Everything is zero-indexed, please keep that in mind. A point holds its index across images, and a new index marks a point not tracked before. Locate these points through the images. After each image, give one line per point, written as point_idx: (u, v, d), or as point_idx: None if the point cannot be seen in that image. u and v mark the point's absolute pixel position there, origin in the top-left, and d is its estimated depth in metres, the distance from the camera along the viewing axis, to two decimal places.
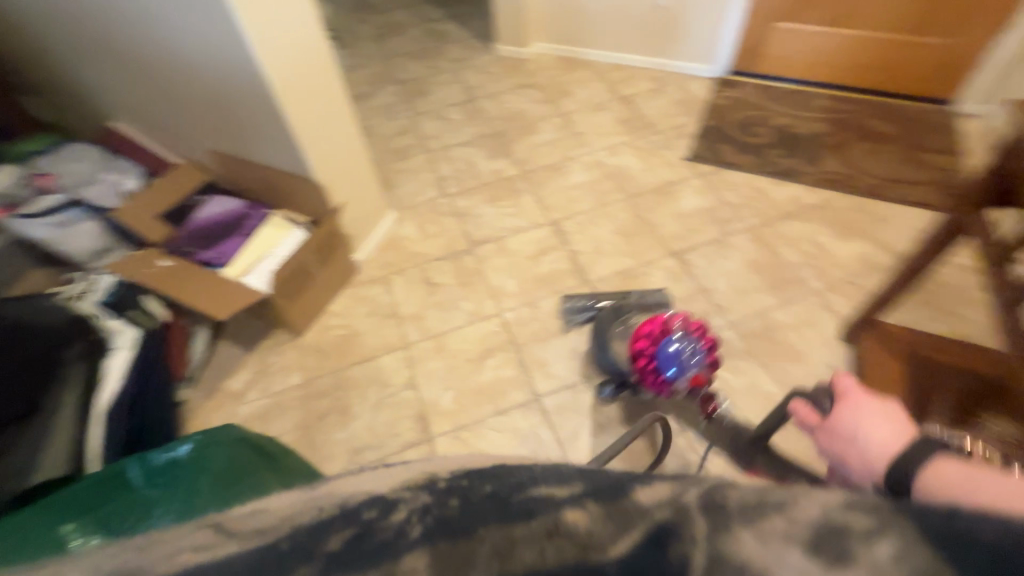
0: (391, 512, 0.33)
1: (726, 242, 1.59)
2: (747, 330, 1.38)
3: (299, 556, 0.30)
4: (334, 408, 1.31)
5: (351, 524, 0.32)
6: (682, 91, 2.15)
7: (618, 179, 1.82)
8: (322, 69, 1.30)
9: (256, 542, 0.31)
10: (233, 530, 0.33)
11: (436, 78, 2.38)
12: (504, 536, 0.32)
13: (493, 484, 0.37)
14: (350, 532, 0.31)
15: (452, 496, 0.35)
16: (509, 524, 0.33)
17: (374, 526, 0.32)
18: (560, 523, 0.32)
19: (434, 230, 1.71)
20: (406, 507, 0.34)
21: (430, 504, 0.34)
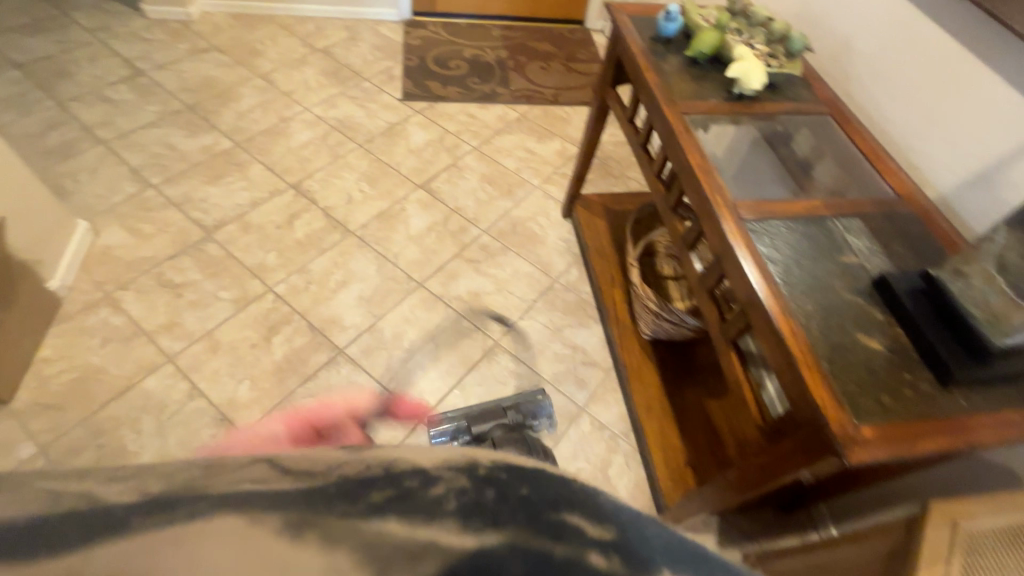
0: (432, 482, 0.25)
1: (460, 165, 1.78)
2: (498, 231, 1.62)
3: (334, 504, 0.23)
4: (102, 458, 1.09)
5: (389, 486, 0.24)
6: (376, 36, 2.21)
7: (345, 130, 1.82)
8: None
9: (298, 487, 0.23)
10: (289, 468, 0.25)
11: (76, 55, 1.91)
12: (530, 542, 0.23)
13: (538, 481, 0.27)
14: (390, 493, 0.24)
15: (491, 484, 0.26)
16: (540, 529, 0.24)
17: (414, 492, 0.24)
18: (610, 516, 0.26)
19: (152, 228, 1.47)
20: (447, 481, 0.25)
21: (466, 484, 0.25)
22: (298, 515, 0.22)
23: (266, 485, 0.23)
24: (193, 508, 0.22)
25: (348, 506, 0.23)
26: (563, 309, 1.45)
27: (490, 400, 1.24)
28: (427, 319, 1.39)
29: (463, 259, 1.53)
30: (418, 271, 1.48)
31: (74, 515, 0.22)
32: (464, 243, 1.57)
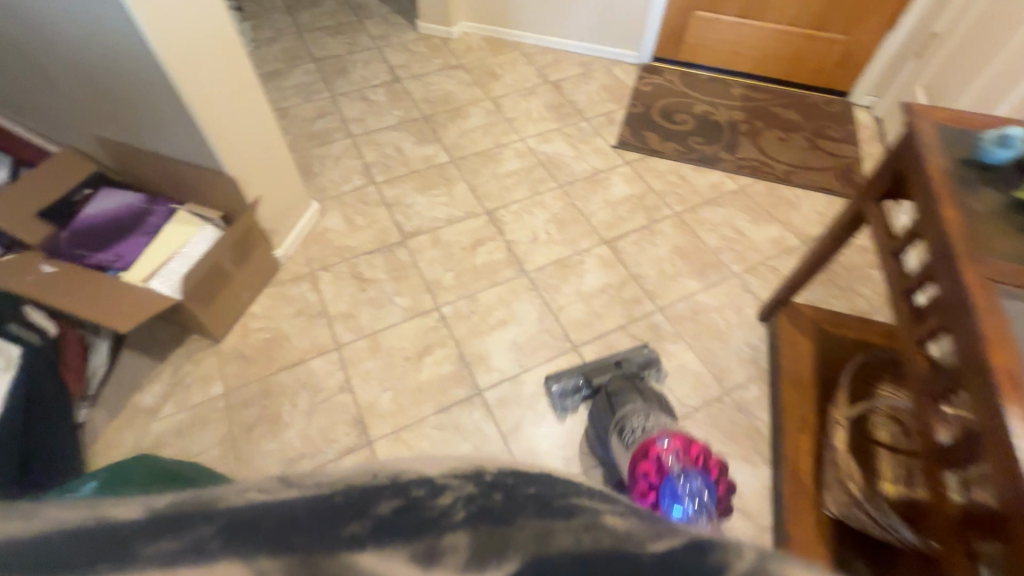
0: (438, 492, 0.28)
1: (654, 229, 1.65)
2: (676, 313, 1.45)
3: (350, 514, 0.27)
4: (262, 418, 1.22)
5: (398, 493, 0.28)
6: (609, 77, 2.19)
7: (550, 167, 1.82)
8: (229, 46, 1.16)
9: (307, 493, 0.28)
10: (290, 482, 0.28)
11: (356, 57, 2.25)
12: (539, 531, 0.27)
13: (530, 474, 0.31)
14: (397, 502, 0.27)
15: (498, 489, 0.29)
16: (544, 520, 0.28)
17: (421, 503, 0.27)
18: (598, 523, 0.28)
19: (363, 221, 1.63)
20: (453, 491, 0.28)
21: (475, 494, 0.29)
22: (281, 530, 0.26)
23: (266, 497, 0.27)
24: (249, 514, 0.26)
25: (350, 521, 0.26)
26: (727, 431, 1.24)
27: (603, 362, 1.31)
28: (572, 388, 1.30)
29: (628, 334, 1.39)
30: (578, 332, 1.40)
31: (26, 554, 0.24)
32: (634, 317, 1.43)
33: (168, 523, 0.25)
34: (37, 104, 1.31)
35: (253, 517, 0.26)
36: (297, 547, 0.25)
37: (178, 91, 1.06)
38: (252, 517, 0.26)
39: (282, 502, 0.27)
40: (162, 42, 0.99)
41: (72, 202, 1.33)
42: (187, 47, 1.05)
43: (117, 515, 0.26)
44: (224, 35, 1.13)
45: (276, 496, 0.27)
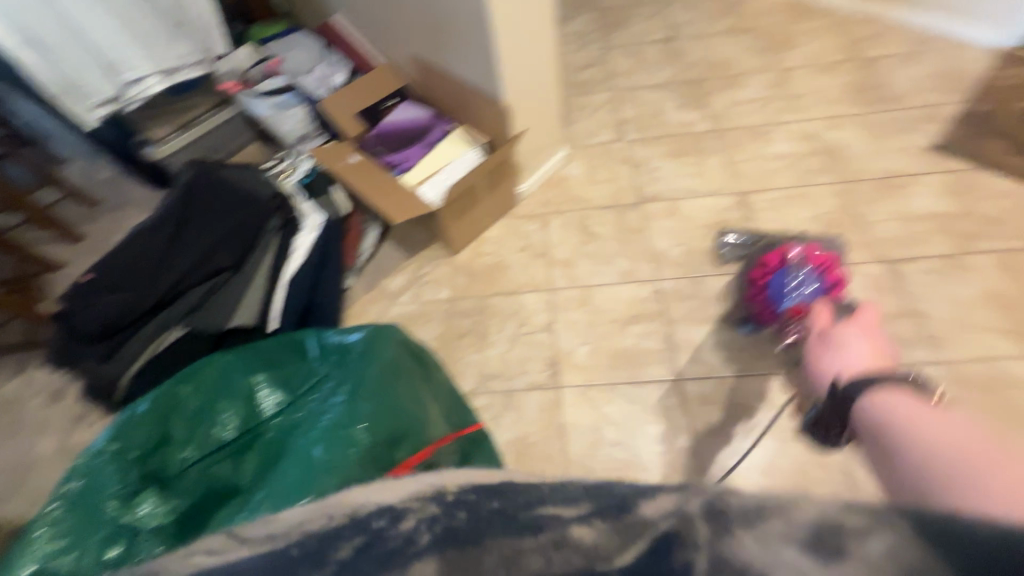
0: (401, 520, 0.30)
1: (962, 262, 1.27)
2: (963, 374, 1.12)
3: (311, 565, 0.29)
4: (472, 331, 1.34)
5: (360, 533, 0.30)
6: (948, 61, 1.71)
7: (833, 158, 1.52)
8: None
9: (264, 549, 0.31)
10: (268, 530, 0.33)
11: (638, 9, 2.16)
12: (504, 550, 0.27)
13: (499, 492, 0.32)
14: (359, 541, 0.29)
15: (460, 512, 0.31)
16: (509, 537, 0.28)
17: (381, 538, 0.29)
18: (565, 536, 0.27)
19: (604, 176, 1.61)
20: (416, 515, 0.31)
21: (438, 515, 0.31)
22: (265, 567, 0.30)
23: (232, 554, 0.31)
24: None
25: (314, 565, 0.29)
26: None
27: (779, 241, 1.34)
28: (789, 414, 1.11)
29: None
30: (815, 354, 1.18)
31: None
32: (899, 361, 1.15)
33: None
34: (376, 23, 1.56)
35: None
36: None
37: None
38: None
39: (252, 559, 0.31)
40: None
41: (381, 107, 1.57)
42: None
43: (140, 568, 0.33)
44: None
45: (236, 556, 0.31)
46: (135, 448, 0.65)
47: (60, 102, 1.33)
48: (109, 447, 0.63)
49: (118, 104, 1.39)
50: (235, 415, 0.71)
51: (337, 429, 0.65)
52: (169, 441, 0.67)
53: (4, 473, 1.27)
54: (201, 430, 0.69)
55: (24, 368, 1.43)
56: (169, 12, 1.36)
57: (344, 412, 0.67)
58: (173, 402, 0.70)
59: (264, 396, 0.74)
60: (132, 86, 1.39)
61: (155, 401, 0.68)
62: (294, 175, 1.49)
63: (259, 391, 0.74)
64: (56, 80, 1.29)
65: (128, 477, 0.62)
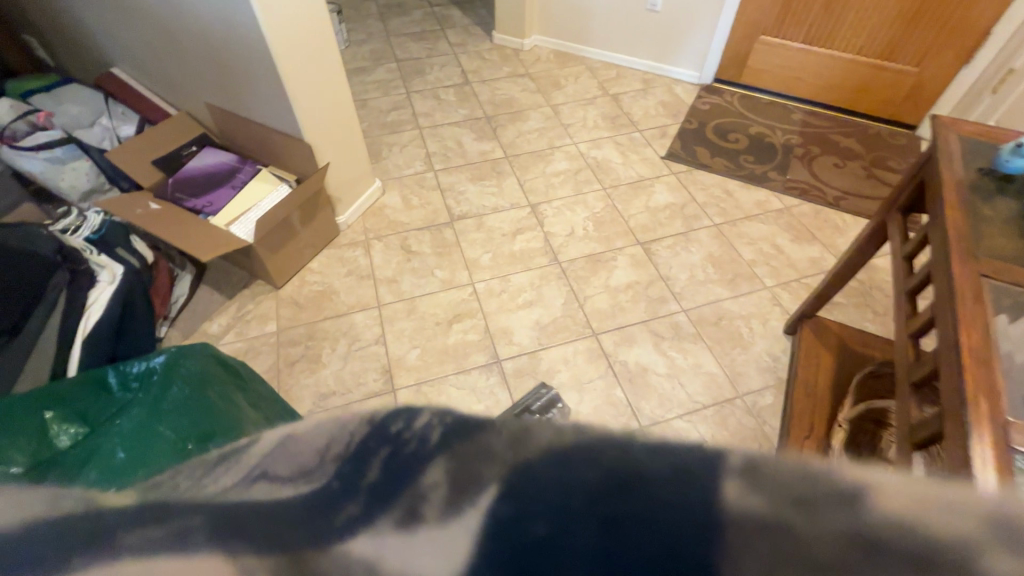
0: (416, 417, 0.21)
1: (690, 236, 1.69)
2: (699, 315, 1.48)
3: (323, 509, 0.19)
4: (304, 356, 1.38)
5: (383, 445, 0.20)
6: (668, 94, 2.26)
7: (597, 171, 1.90)
8: (319, 22, 1.33)
9: (245, 481, 0.20)
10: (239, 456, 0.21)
11: (433, 60, 2.45)
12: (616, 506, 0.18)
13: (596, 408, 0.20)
14: (384, 457, 0.20)
15: (525, 442, 0.20)
16: (612, 483, 0.18)
17: (411, 449, 0.20)
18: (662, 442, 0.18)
19: (418, 202, 1.79)
20: (446, 427, 0.20)
21: (486, 435, 0.20)
22: (252, 518, 0.19)
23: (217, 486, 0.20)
24: (235, 512, 0.19)
25: (330, 508, 0.19)
26: (733, 431, 1.26)
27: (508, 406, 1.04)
28: (585, 370, 1.36)
29: (649, 329, 1.44)
30: (600, 320, 1.46)
31: None
32: (657, 313, 1.48)
33: (102, 527, 0.19)
34: (164, 74, 1.56)
35: (255, 510, 0.19)
36: (284, 542, 0.19)
37: (271, 53, 1.24)
38: (227, 521, 0.19)
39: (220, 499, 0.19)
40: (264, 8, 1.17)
41: (181, 155, 1.56)
42: (283, 16, 1.23)
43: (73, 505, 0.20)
44: (316, 9, 1.31)
45: (211, 501, 0.19)
46: None
47: None
48: None
49: None
50: (24, 451, 0.69)
51: (143, 432, 0.69)
52: None
53: None
54: None
55: None
56: None
57: (149, 419, 0.71)
58: None
59: (58, 431, 0.73)
60: None
61: None
62: (81, 230, 1.37)
63: (52, 428, 0.73)
64: None
65: None
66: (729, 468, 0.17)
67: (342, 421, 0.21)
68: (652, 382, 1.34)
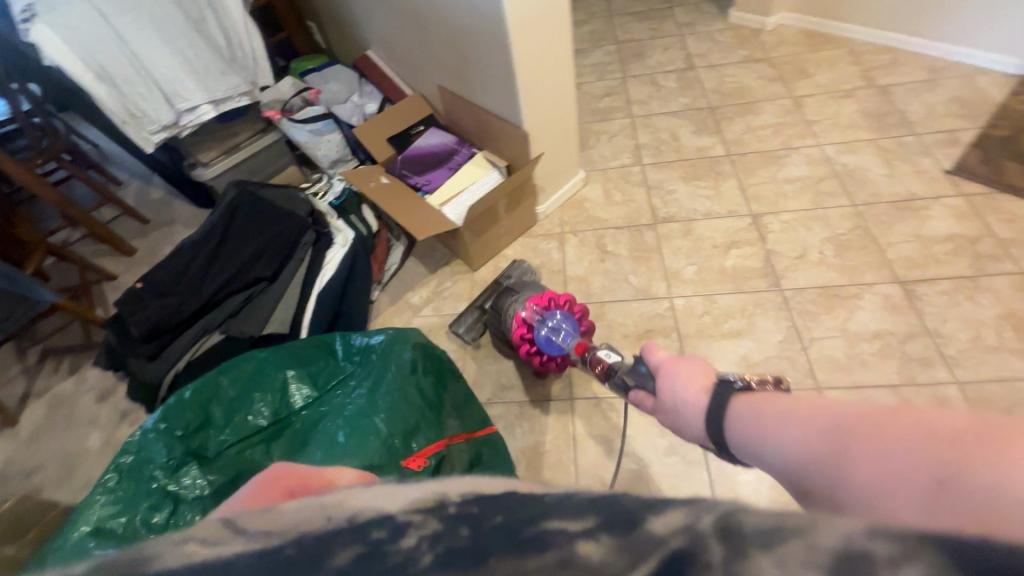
0: (400, 535, 0.28)
1: (979, 283, 1.27)
2: (980, 394, 1.11)
3: (303, 568, 0.27)
4: (490, 343, 1.40)
5: (356, 541, 0.27)
6: (965, 87, 1.73)
7: (847, 182, 1.55)
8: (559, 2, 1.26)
9: (260, 544, 0.28)
10: (245, 528, 0.30)
11: (656, 42, 2.27)
12: (511, 568, 0.26)
13: (505, 501, 0.30)
14: (357, 549, 0.27)
15: (463, 526, 0.28)
16: (515, 553, 0.26)
17: (380, 548, 0.27)
18: (572, 558, 0.25)
19: (621, 198, 1.68)
20: (418, 530, 0.28)
21: (440, 532, 0.28)
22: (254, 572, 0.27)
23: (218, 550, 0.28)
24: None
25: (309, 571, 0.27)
26: None
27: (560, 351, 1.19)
28: None
29: (899, 396, 1.12)
30: (828, 370, 1.19)
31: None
32: (913, 379, 1.15)
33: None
34: (408, 57, 1.68)
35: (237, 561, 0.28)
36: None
37: (507, 35, 1.21)
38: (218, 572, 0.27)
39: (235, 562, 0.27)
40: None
41: (409, 133, 1.69)
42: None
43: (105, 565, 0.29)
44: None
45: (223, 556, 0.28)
46: (181, 425, 0.73)
47: (124, 130, 1.45)
48: (161, 424, 0.72)
49: (173, 130, 1.51)
50: (269, 404, 0.78)
51: (360, 418, 0.73)
52: (211, 423, 0.75)
53: (50, 464, 1.37)
54: (237, 416, 0.76)
55: (76, 368, 1.55)
56: (223, 50, 1.51)
57: (365, 404, 0.74)
58: (213, 389, 0.77)
59: (294, 390, 0.80)
60: (187, 114, 1.50)
61: (199, 389, 0.76)
62: (327, 196, 1.60)
63: (292, 386, 0.81)
64: (123, 110, 1.41)
65: (175, 452, 0.70)
66: None
67: (319, 516, 0.30)
68: None
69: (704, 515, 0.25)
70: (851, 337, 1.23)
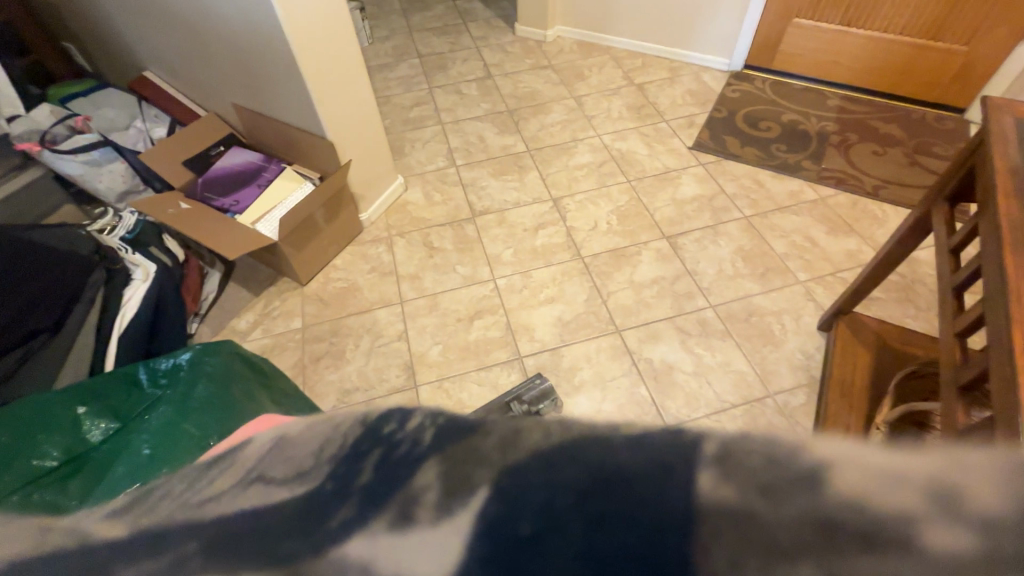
0: (408, 419, 0.22)
1: (718, 229, 1.63)
2: (727, 311, 1.44)
3: (338, 503, 0.20)
4: (329, 352, 1.40)
5: (376, 446, 0.21)
6: (696, 82, 2.19)
7: (622, 164, 1.86)
8: (338, 16, 1.33)
9: (292, 489, 0.21)
10: (265, 474, 0.21)
11: (455, 55, 2.45)
12: (520, 442, 0.20)
13: None
14: (379, 456, 0.21)
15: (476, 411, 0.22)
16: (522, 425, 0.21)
17: (406, 446, 0.21)
18: (545, 422, 0.20)
19: (440, 198, 1.79)
20: (422, 414, 0.22)
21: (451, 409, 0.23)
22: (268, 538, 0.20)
23: (253, 503, 0.21)
24: (235, 533, 0.20)
25: (339, 508, 0.20)
26: None
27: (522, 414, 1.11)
28: (608, 367, 1.33)
29: (674, 325, 1.40)
30: (623, 316, 1.43)
31: None
32: (683, 310, 1.44)
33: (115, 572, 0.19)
34: (192, 76, 1.59)
35: (242, 514, 0.20)
36: (281, 559, 0.19)
37: (290, 48, 1.24)
38: (230, 537, 0.20)
39: (248, 515, 0.20)
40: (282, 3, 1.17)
41: (209, 155, 1.60)
42: (301, 10, 1.23)
43: (68, 536, 0.20)
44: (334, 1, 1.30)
45: (235, 511, 0.20)
46: None
47: None
48: None
49: None
50: (59, 445, 0.72)
51: (169, 426, 0.72)
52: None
53: None
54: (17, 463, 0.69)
55: None
56: None
57: (173, 414, 0.74)
58: None
59: (89, 426, 0.76)
60: None
61: None
62: (118, 231, 1.43)
63: (86, 423, 0.76)
64: None
65: None
66: (715, 452, 0.17)
67: (333, 425, 0.23)
68: (678, 380, 1.31)
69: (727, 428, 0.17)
70: (636, 286, 1.49)
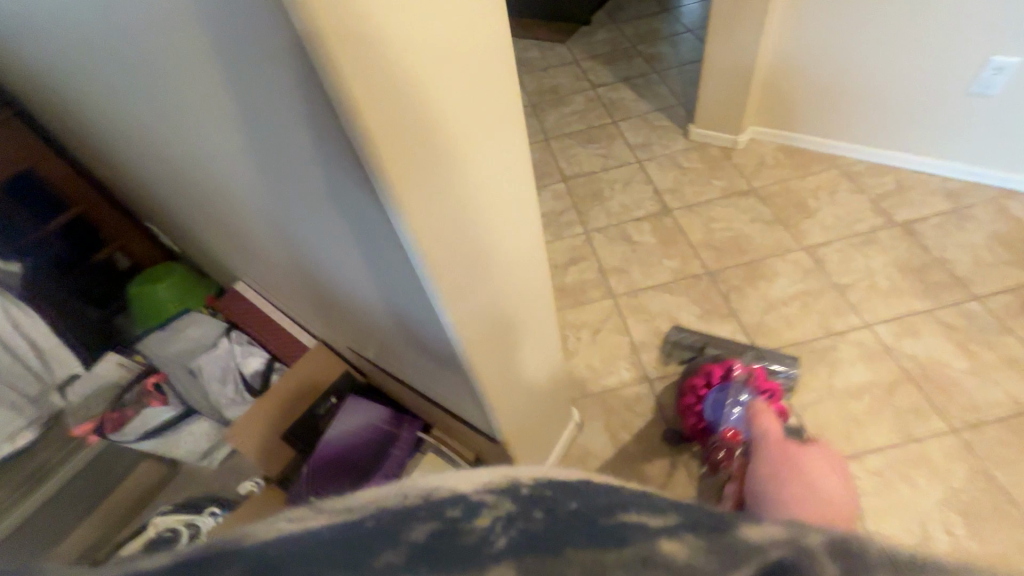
0: (477, 514, 0.25)
1: None
2: None
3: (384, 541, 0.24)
4: None
5: (433, 516, 0.25)
6: (1000, 219, 1.46)
7: (929, 389, 1.19)
8: (531, 263, 0.76)
9: (340, 518, 0.25)
10: (326, 503, 0.26)
11: (612, 173, 1.88)
12: (590, 561, 0.24)
13: (581, 491, 0.28)
14: (434, 525, 0.25)
15: (538, 507, 0.27)
16: (593, 546, 0.25)
17: (456, 526, 0.25)
18: (653, 552, 0.24)
19: (635, 447, 1.22)
20: (493, 508, 0.26)
21: (514, 513, 0.26)
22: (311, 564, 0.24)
23: (299, 527, 0.25)
24: (290, 554, 0.24)
25: (386, 548, 0.24)
26: None
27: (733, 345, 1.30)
28: None
29: None
30: None
31: None
32: None
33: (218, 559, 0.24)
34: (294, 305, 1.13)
35: (288, 541, 0.24)
36: None
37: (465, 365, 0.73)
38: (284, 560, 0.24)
39: (297, 539, 0.24)
40: (454, 301, 0.62)
41: (320, 415, 1.13)
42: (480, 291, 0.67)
43: (142, 564, 0.24)
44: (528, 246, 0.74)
45: (309, 531, 0.25)
46: None
47: None
48: None
49: None
50: None
51: None
52: None
53: None
54: None
55: None
56: None
57: None
58: None
59: None
60: None
61: None
62: None
63: None
64: None
65: None
66: None
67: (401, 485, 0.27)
68: None
69: (811, 531, 0.25)
70: None
